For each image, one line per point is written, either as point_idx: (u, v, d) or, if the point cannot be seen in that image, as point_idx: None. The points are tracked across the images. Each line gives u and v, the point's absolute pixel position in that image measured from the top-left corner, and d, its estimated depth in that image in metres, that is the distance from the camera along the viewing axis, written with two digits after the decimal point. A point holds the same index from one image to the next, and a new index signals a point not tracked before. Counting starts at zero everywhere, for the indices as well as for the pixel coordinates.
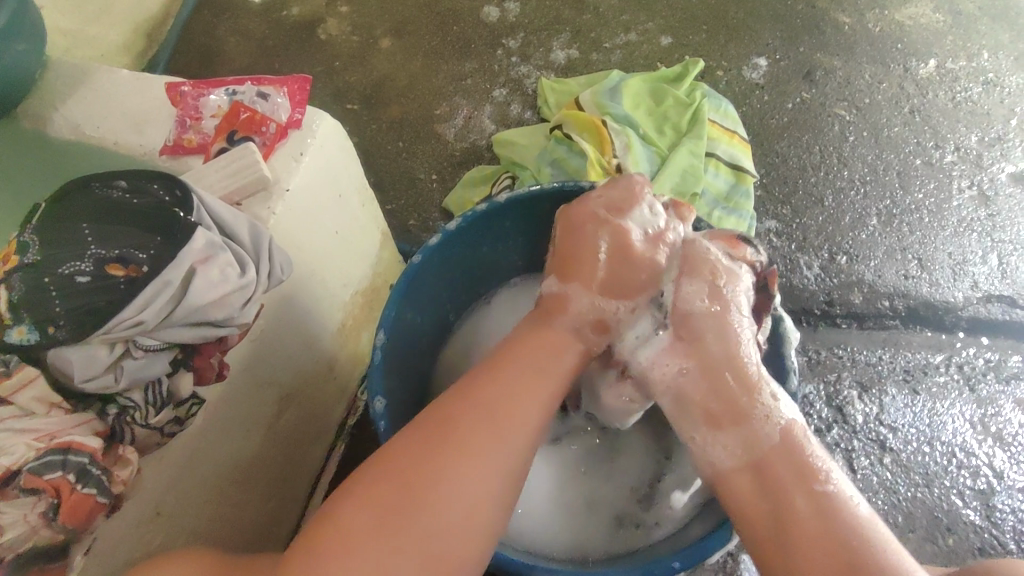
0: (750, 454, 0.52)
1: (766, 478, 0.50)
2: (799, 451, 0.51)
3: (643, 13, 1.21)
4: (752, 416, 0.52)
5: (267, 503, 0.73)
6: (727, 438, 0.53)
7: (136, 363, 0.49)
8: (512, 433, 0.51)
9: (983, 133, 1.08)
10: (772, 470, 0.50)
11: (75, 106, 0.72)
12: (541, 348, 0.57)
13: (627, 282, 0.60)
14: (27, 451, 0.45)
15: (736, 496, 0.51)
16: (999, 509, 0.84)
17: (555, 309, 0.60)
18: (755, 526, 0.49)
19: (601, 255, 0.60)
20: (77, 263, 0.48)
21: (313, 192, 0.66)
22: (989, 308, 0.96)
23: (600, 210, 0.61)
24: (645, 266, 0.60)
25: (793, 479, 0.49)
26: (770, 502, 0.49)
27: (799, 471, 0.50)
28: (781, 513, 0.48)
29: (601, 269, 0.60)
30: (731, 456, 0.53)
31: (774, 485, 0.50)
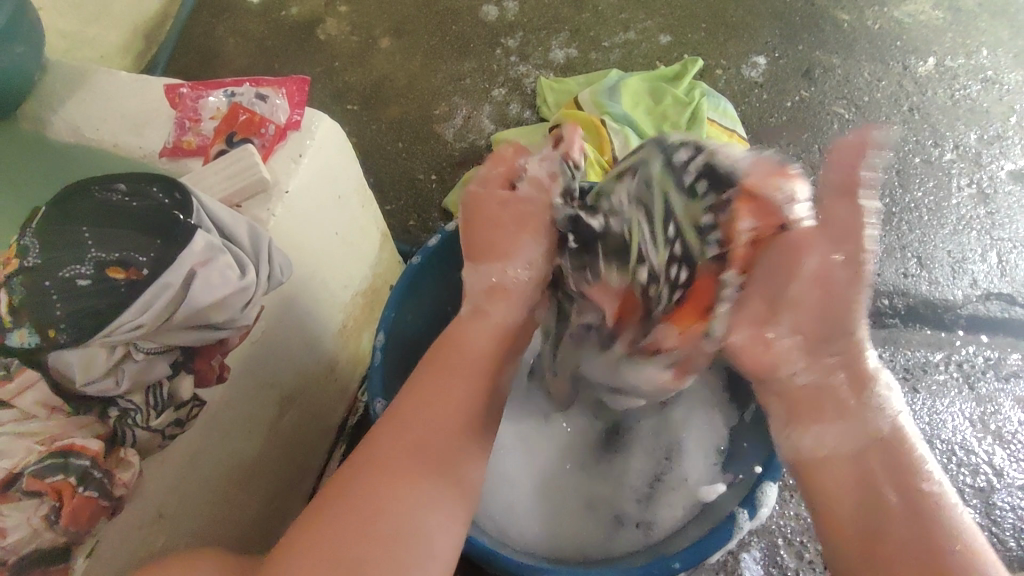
0: (852, 445, 0.53)
1: (864, 471, 0.51)
2: (900, 446, 0.52)
3: (642, 12, 1.21)
4: (856, 411, 0.54)
5: (269, 504, 0.73)
6: (827, 428, 0.54)
7: (136, 365, 0.50)
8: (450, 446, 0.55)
9: (982, 131, 1.08)
10: (879, 466, 0.51)
11: (75, 109, 0.72)
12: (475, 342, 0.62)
13: (506, 233, 0.68)
14: (28, 454, 0.46)
15: (823, 480, 0.53)
16: (998, 507, 0.84)
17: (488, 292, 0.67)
18: (838, 525, 0.51)
19: (491, 225, 0.69)
20: (77, 267, 0.48)
21: (313, 193, 0.66)
22: (988, 306, 0.96)
23: (487, 188, 0.70)
24: (520, 215, 0.68)
25: (895, 473, 0.50)
26: (862, 500, 0.50)
27: (900, 462, 0.51)
28: (875, 514, 0.49)
29: (494, 233, 0.68)
30: (835, 444, 0.54)
31: (873, 478, 0.51)
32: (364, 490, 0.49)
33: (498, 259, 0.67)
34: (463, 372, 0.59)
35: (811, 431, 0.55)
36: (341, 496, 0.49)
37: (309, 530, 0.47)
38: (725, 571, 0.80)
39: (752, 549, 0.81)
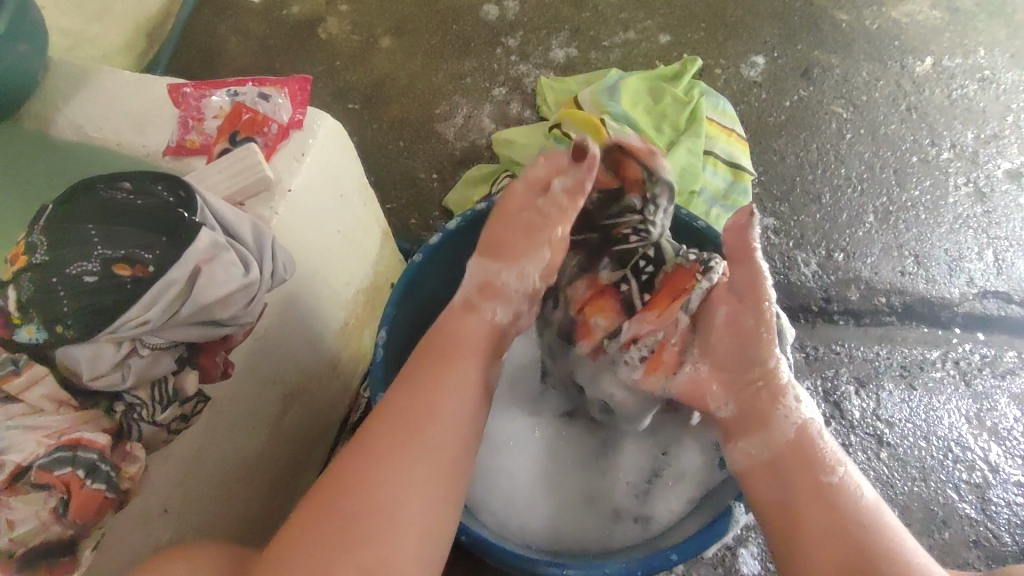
0: (770, 449, 0.57)
1: (784, 471, 0.55)
2: (813, 445, 0.56)
3: (642, 11, 1.22)
4: (770, 412, 0.58)
5: (273, 499, 0.74)
6: (753, 438, 0.58)
7: (143, 361, 0.50)
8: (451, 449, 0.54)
9: (980, 130, 1.09)
10: (785, 463, 0.56)
11: (79, 107, 0.73)
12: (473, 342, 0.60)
13: (510, 245, 0.65)
14: (37, 447, 0.46)
15: (753, 484, 0.57)
16: (994, 503, 0.85)
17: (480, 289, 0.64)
18: (775, 512, 0.54)
19: (508, 226, 0.66)
20: (84, 263, 0.49)
21: (315, 191, 0.67)
22: (985, 304, 0.96)
23: (527, 191, 0.67)
24: (533, 233, 0.65)
25: (803, 468, 0.54)
26: (792, 491, 0.54)
27: (808, 458, 0.55)
28: (798, 503, 0.53)
29: (506, 236, 0.65)
30: (748, 456, 0.58)
31: (786, 475, 0.55)
32: (356, 493, 0.49)
33: (510, 264, 0.65)
34: (465, 374, 0.58)
35: (741, 443, 0.59)
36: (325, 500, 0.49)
37: (291, 532, 0.49)
38: (723, 566, 0.81)
39: (750, 544, 0.82)
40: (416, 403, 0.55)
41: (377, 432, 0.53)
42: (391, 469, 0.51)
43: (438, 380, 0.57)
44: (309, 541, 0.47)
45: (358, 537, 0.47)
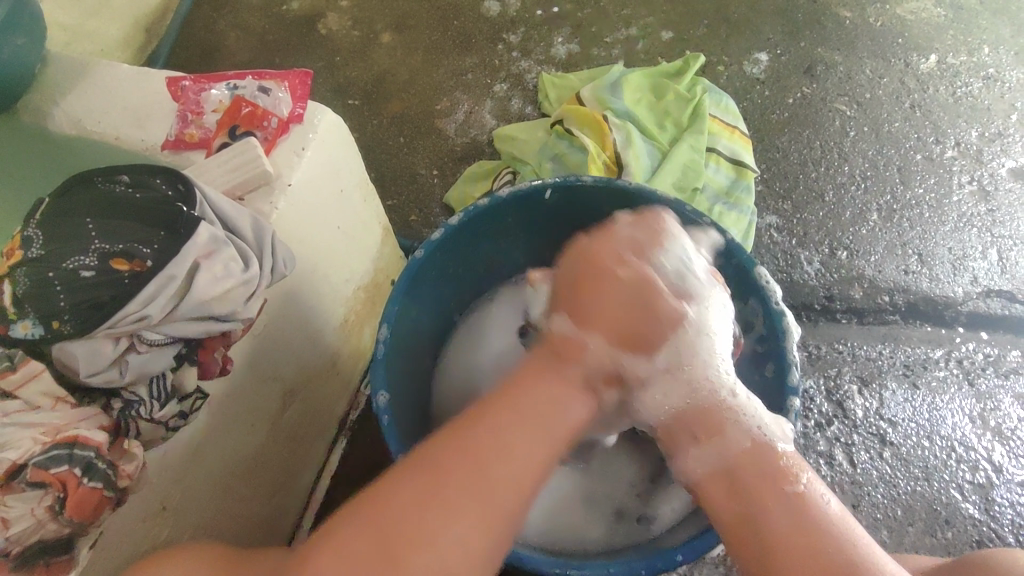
0: (722, 460, 0.53)
1: (739, 480, 0.52)
2: (767, 453, 0.53)
3: (644, 7, 1.21)
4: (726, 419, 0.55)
5: (272, 497, 0.73)
6: (703, 449, 0.54)
7: (141, 357, 0.49)
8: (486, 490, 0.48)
9: (984, 129, 1.08)
10: (747, 473, 0.52)
11: (76, 101, 0.72)
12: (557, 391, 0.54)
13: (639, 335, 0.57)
14: (33, 445, 0.45)
15: (710, 500, 0.53)
16: (998, 502, 0.84)
17: (564, 354, 0.56)
18: (735, 528, 0.51)
19: (619, 304, 0.57)
20: (82, 258, 0.48)
21: (314, 187, 0.66)
22: (989, 303, 0.96)
23: (623, 251, 0.59)
24: (627, 302, 0.57)
25: (769, 480, 0.51)
26: (750, 501, 0.51)
27: (770, 468, 0.52)
28: (759, 511, 0.50)
29: (616, 312, 0.57)
30: (702, 466, 0.54)
31: (748, 491, 0.51)
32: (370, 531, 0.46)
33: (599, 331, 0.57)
34: (527, 413, 0.52)
35: (690, 451, 0.55)
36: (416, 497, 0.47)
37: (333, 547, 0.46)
38: (725, 566, 0.80)
39: None
40: (490, 419, 0.51)
41: (459, 438, 0.50)
42: (425, 478, 0.48)
43: (517, 400, 0.53)
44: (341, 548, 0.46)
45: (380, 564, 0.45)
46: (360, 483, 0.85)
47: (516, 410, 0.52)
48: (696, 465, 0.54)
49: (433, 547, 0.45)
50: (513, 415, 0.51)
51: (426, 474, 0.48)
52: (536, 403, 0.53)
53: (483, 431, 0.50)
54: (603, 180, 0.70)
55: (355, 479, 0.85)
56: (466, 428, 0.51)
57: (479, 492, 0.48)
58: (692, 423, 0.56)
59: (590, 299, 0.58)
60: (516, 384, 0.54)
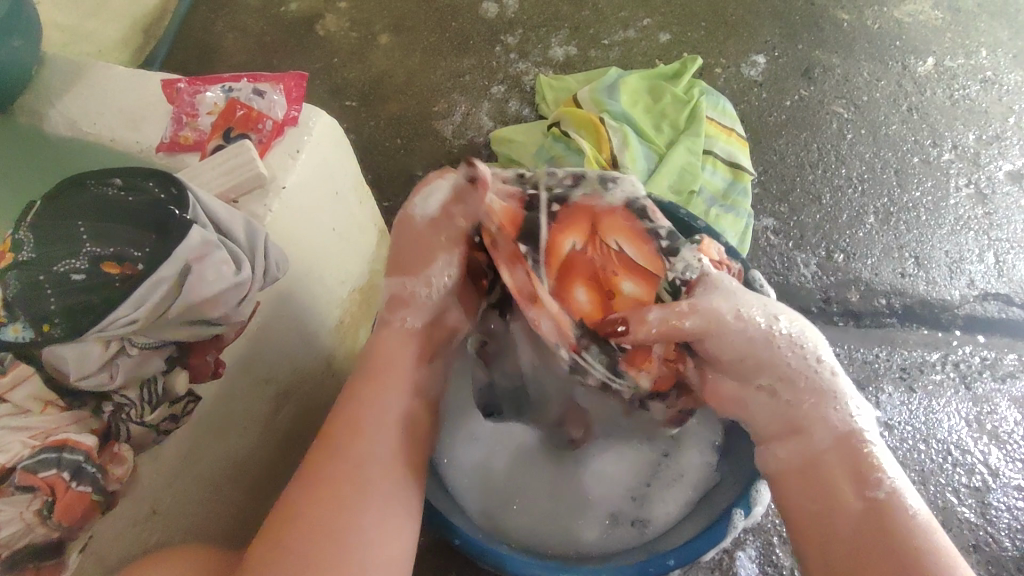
0: (807, 453, 0.55)
1: (817, 476, 0.54)
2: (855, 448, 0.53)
3: (642, 10, 1.21)
4: (813, 415, 0.56)
5: (265, 499, 0.73)
6: (784, 444, 0.57)
7: (131, 360, 0.49)
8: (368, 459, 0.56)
9: (981, 132, 1.08)
10: (825, 466, 0.54)
11: (71, 102, 0.72)
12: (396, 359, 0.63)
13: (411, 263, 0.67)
14: (22, 449, 0.45)
15: (787, 489, 0.55)
16: (994, 507, 0.84)
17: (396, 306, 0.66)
18: (810, 525, 0.53)
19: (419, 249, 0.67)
20: (72, 262, 0.48)
21: (309, 189, 0.66)
22: (986, 306, 0.96)
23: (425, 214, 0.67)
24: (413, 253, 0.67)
25: (844, 478, 0.52)
26: (824, 495, 0.53)
27: (852, 466, 0.52)
28: (836, 514, 0.51)
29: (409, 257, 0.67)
30: (784, 457, 0.57)
31: (818, 485, 0.53)
32: (297, 527, 0.51)
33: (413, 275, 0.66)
34: (373, 390, 0.60)
35: (777, 449, 0.57)
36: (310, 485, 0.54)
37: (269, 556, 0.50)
38: (720, 569, 0.80)
39: (748, 547, 0.81)
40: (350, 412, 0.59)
41: (335, 433, 0.57)
42: (309, 474, 0.55)
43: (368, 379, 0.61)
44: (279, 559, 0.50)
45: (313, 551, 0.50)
46: None
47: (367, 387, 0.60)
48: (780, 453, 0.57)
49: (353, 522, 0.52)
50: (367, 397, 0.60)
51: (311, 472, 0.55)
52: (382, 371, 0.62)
53: (343, 420, 0.58)
54: None
55: None
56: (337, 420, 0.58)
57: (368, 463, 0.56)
58: (784, 418, 0.58)
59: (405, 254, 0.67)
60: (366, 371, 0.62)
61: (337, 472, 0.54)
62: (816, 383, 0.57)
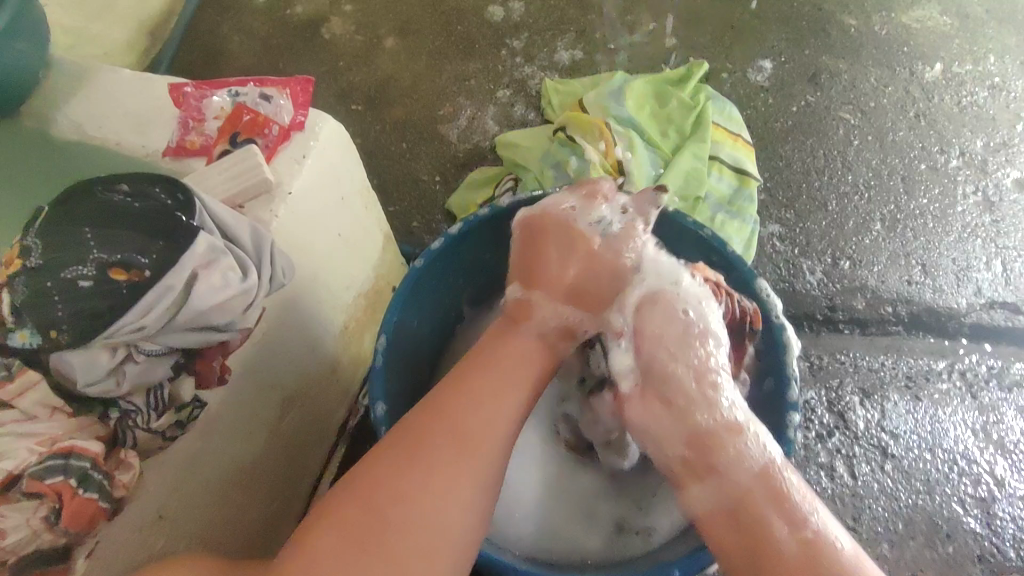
0: (727, 499, 0.52)
1: (740, 517, 0.51)
2: (773, 484, 0.52)
3: (649, 14, 1.21)
4: (726, 454, 0.53)
5: (269, 504, 0.72)
6: (704, 487, 0.54)
7: (138, 367, 0.49)
8: (476, 438, 0.52)
9: (989, 138, 1.08)
10: (758, 510, 0.51)
11: (79, 106, 0.72)
12: (517, 346, 0.59)
13: (591, 295, 0.62)
14: (30, 456, 0.46)
15: (719, 537, 0.52)
16: (1000, 517, 0.84)
17: (519, 317, 0.61)
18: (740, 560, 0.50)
19: (573, 268, 0.62)
20: (79, 268, 0.48)
21: (316, 195, 0.66)
22: (992, 315, 0.95)
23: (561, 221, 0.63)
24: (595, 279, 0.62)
25: (778, 520, 0.50)
26: (748, 536, 0.50)
27: (779, 505, 0.51)
28: (767, 551, 0.49)
29: (570, 277, 0.62)
30: (708, 504, 0.53)
31: (748, 526, 0.51)
32: (369, 486, 0.49)
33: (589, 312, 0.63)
34: (503, 371, 0.57)
35: (692, 488, 0.54)
36: (398, 453, 0.51)
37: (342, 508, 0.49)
38: None
39: None
40: (475, 372, 0.56)
41: (450, 395, 0.54)
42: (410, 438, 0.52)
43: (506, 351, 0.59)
44: (337, 510, 0.49)
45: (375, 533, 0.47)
46: None
47: (498, 360, 0.58)
48: (704, 503, 0.53)
49: (420, 503, 0.49)
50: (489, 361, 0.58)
51: (413, 439, 0.51)
52: (511, 354, 0.58)
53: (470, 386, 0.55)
54: None
55: None
56: (461, 382, 0.56)
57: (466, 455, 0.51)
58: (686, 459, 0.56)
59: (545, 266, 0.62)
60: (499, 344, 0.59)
61: (399, 458, 0.50)
62: (716, 422, 0.55)
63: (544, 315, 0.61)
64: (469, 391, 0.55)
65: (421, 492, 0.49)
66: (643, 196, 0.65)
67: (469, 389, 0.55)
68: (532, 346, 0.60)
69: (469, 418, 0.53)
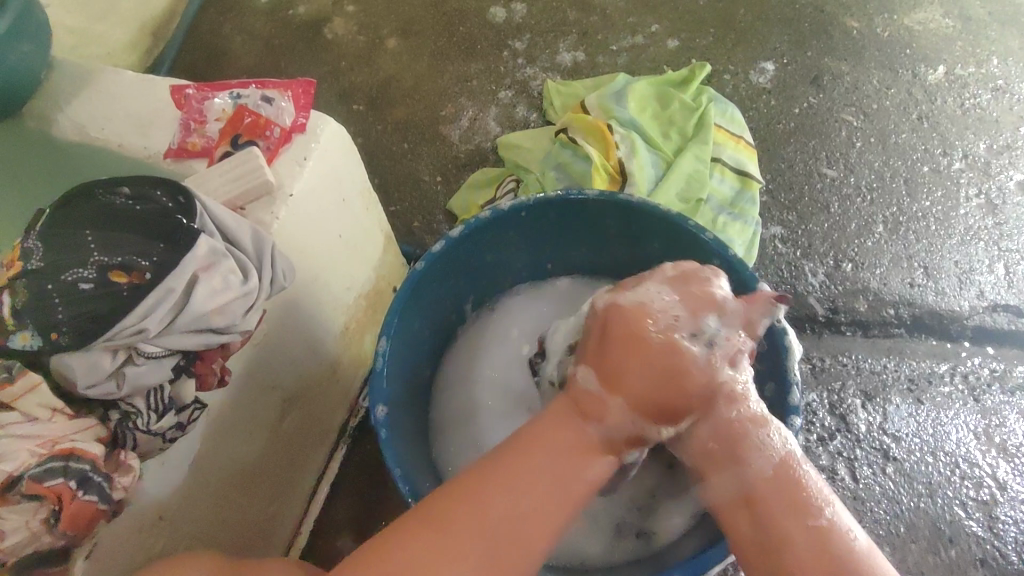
0: (743, 489, 0.49)
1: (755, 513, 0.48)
2: (792, 475, 0.48)
3: (651, 15, 1.21)
4: (743, 446, 0.50)
5: (269, 505, 0.73)
6: (720, 478, 0.51)
7: (139, 370, 0.49)
8: (517, 545, 0.46)
9: (992, 141, 1.08)
10: (772, 502, 0.48)
11: (81, 107, 0.72)
12: (581, 442, 0.50)
13: (674, 410, 0.51)
14: (30, 458, 0.45)
15: (730, 525, 0.49)
16: (1001, 521, 0.84)
17: (588, 413, 0.51)
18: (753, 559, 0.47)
19: (657, 377, 0.50)
20: (81, 271, 0.48)
21: (317, 197, 0.66)
22: (995, 318, 0.95)
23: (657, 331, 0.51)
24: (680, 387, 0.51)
25: (791, 510, 0.47)
26: (762, 529, 0.47)
27: (793, 497, 0.47)
28: (779, 538, 0.46)
29: (652, 389, 0.50)
30: (723, 494, 0.50)
31: (761, 513, 0.48)
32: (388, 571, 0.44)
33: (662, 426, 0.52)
34: (559, 467, 0.49)
35: (711, 479, 0.51)
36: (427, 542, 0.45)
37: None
38: None
39: None
40: (531, 463, 0.49)
41: (497, 490, 0.47)
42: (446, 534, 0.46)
43: (571, 450, 0.50)
44: None
45: None
46: (360, 490, 0.85)
47: (555, 446, 0.50)
48: (717, 490, 0.50)
49: None
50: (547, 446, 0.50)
51: (447, 532, 0.46)
52: (570, 449, 0.50)
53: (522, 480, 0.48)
54: (606, 194, 0.69)
55: (355, 486, 0.85)
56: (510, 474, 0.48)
57: (500, 560, 0.46)
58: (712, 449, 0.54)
59: (628, 371, 0.50)
60: (556, 427, 0.51)
61: (448, 543, 0.45)
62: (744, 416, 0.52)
63: (618, 425, 0.51)
64: (520, 482, 0.48)
65: None
66: (760, 302, 0.55)
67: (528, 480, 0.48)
68: (598, 453, 0.50)
69: (522, 515, 0.47)
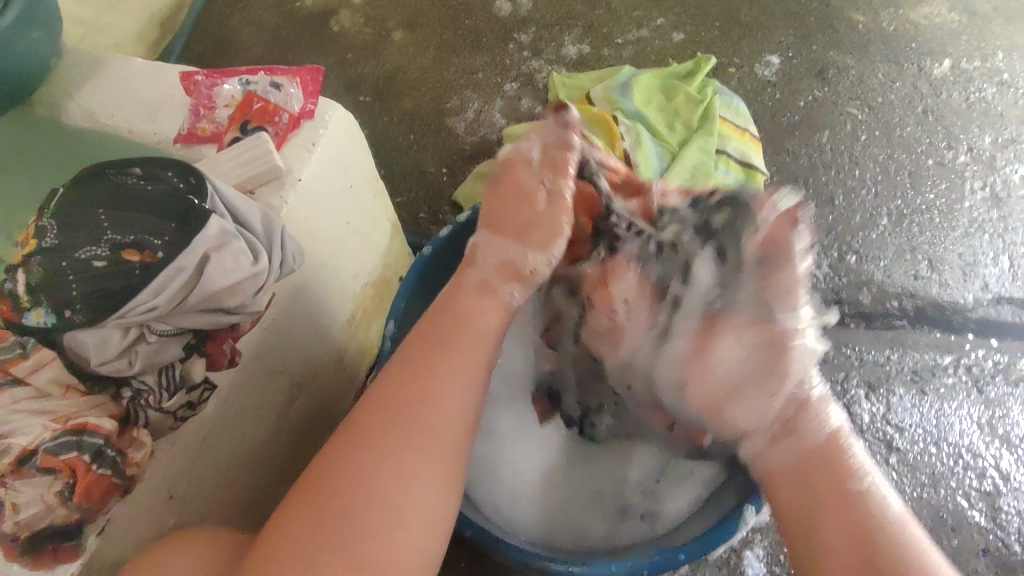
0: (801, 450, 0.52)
1: (809, 483, 0.50)
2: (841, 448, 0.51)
3: (656, 9, 1.21)
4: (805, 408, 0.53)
5: (276, 489, 0.73)
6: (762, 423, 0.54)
7: (150, 347, 0.50)
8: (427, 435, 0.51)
9: (996, 135, 1.08)
10: (820, 462, 0.51)
11: (92, 94, 0.73)
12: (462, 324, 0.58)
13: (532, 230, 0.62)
14: (44, 432, 0.47)
15: (775, 479, 0.53)
16: (1004, 511, 0.84)
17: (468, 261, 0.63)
18: (778, 494, 0.52)
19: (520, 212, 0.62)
20: (94, 249, 0.49)
21: (325, 183, 0.67)
22: (999, 310, 0.95)
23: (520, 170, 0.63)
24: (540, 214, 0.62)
25: (832, 468, 0.50)
26: (801, 479, 0.51)
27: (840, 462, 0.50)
28: (812, 486, 0.50)
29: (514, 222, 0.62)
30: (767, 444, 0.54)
31: (811, 472, 0.51)
32: (325, 479, 0.49)
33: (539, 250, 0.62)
34: (456, 363, 0.55)
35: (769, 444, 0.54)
36: (346, 448, 0.50)
37: (295, 504, 0.49)
38: (727, 568, 0.80)
39: (756, 546, 0.81)
40: (434, 364, 0.54)
41: (402, 392, 0.53)
42: (362, 436, 0.50)
43: (464, 346, 0.56)
44: (293, 513, 0.48)
45: (315, 533, 0.47)
46: None
47: (448, 345, 0.56)
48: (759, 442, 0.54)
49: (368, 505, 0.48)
50: (444, 351, 0.55)
51: (364, 435, 0.50)
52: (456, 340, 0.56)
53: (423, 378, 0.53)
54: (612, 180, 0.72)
55: None
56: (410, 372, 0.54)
57: (417, 453, 0.50)
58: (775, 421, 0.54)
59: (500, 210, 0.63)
60: (446, 318, 0.58)
61: (328, 476, 0.49)
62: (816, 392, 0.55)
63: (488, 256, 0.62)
64: (420, 379, 0.53)
65: (370, 491, 0.48)
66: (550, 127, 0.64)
67: (396, 392, 0.53)
68: (475, 322, 0.58)
69: (410, 426, 0.51)
